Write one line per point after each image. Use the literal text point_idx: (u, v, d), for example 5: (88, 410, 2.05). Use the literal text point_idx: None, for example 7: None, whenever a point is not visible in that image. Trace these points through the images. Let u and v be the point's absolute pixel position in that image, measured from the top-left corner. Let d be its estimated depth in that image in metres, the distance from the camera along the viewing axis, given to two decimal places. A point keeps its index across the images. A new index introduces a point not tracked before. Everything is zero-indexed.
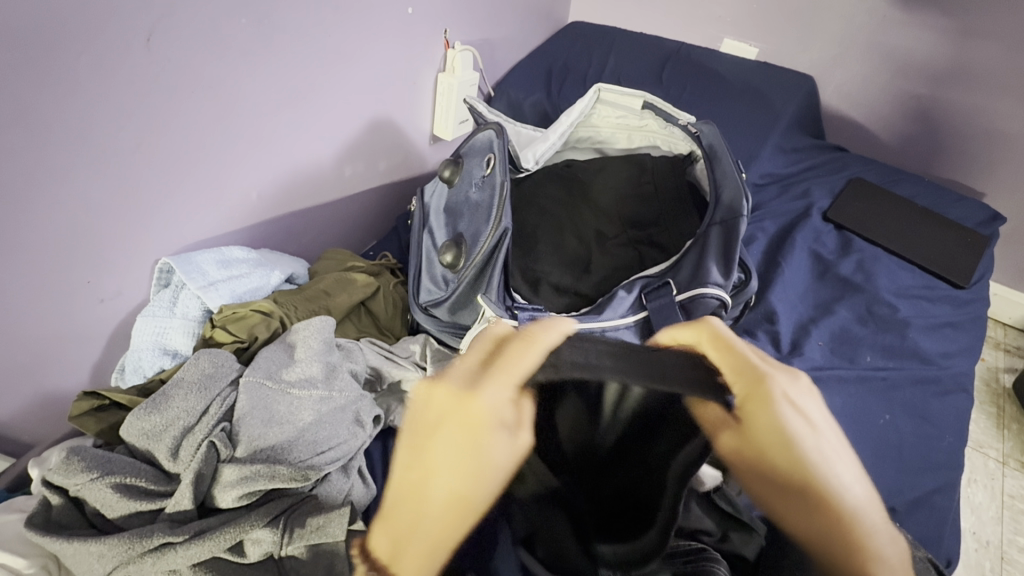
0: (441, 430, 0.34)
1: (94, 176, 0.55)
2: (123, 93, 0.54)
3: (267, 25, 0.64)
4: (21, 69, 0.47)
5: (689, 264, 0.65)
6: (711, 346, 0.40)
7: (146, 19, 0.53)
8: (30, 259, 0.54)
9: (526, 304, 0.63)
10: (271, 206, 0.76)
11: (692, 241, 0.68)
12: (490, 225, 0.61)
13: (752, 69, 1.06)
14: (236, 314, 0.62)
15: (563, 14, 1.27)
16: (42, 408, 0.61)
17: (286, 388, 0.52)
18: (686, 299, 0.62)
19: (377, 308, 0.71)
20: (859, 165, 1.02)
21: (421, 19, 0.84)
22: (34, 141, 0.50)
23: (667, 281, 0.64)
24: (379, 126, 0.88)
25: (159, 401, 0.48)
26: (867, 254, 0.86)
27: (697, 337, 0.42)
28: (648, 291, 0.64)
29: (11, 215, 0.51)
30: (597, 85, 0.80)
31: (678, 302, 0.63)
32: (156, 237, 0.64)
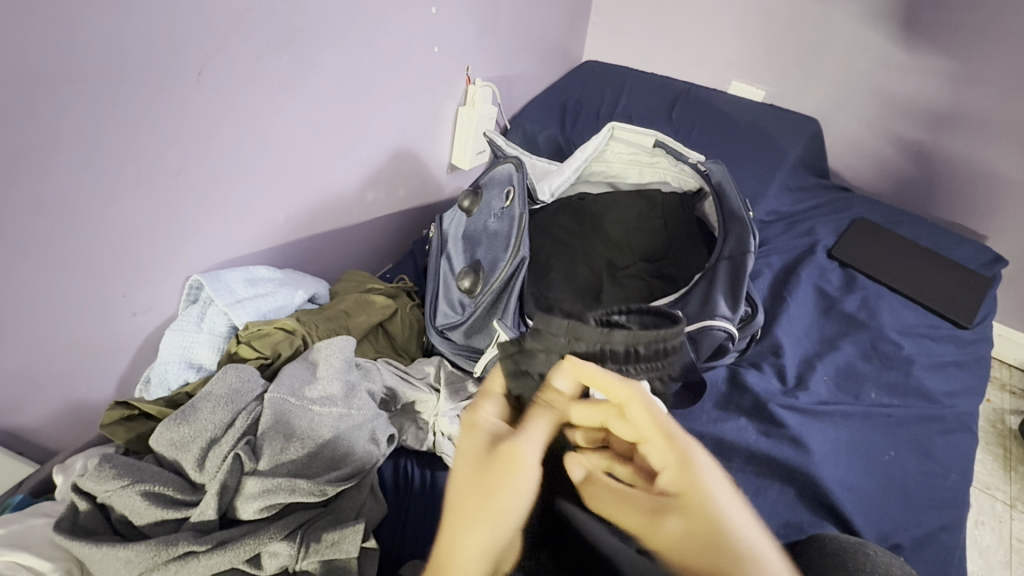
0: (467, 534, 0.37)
1: (138, 196, 0.59)
2: (173, 120, 0.58)
3: (306, 62, 0.69)
4: (84, 100, 0.51)
5: (698, 296, 0.67)
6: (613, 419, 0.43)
7: (199, 55, 0.57)
8: (75, 274, 0.57)
9: None
10: (297, 229, 0.80)
11: (700, 275, 0.71)
12: (508, 256, 0.64)
13: (759, 110, 1.10)
14: (261, 331, 0.64)
15: (577, 52, 1.33)
16: (69, 415, 0.63)
17: (308, 405, 0.54)
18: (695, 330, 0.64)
19: (395, 329, 0.73)
20: (862, 205, 1.05)
21: (446, 58, 0.90)
22: (90, 165, 0.53)
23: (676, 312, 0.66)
24: (402, 156, 0.92)
25: (187, 413, 0.50)
26: (871, 292, 0.88)
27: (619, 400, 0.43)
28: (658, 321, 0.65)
29: (64, 232, 0.54)
30: (610, 124, 0.84)
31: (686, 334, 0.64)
32: (188, 254, 0.67)
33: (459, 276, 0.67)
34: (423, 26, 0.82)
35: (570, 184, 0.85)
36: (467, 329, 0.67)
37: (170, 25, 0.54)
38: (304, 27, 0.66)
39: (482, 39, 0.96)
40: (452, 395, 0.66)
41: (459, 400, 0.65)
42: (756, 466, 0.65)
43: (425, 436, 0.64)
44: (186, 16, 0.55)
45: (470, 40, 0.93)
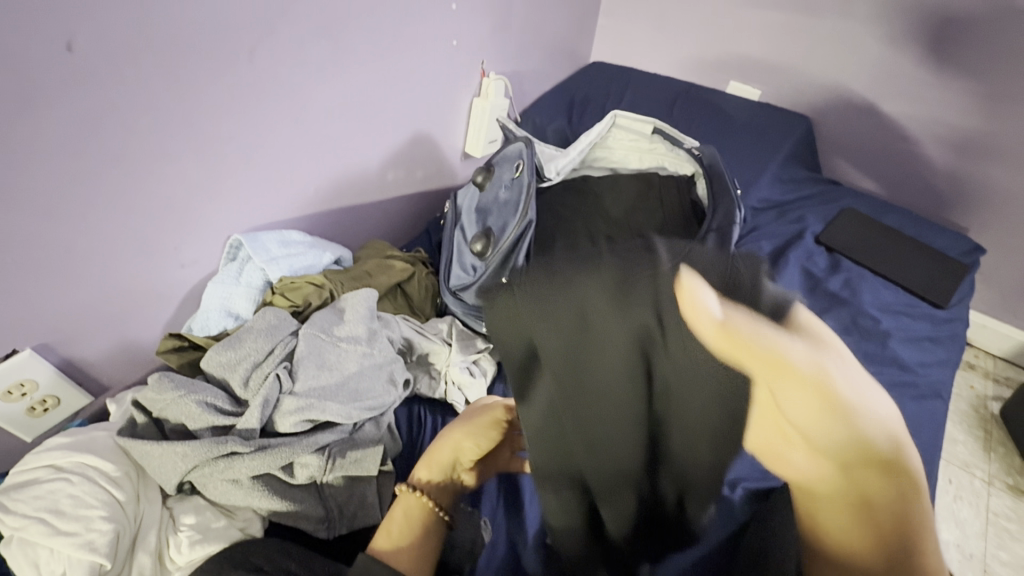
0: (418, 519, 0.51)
1: (192, 159, 0.66)
2: (226, 92, 0.66)
3: (339, 47, 0.76)
4: (157, 69, 0.58)
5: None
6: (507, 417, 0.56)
7: (250, 36, 0.65)
8: (137, 224, 0.64)
9: None
10: (325, 200, 0.87)
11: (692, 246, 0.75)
12: (517, 222, 0.71)
13: (754, 108, 1.17)
14: (293, 285, 0.72)
15: (585, 54, 1.41)
16: (123, 354, 0.70)
17: (336, 341, 0.61)
18: None
19: (411, 290, 0.80)
20: (851, 197, 1.11)
21: (463, 50, 0.98)
22: (157, 127, 0.61)
23: None
24: (420, 140, 1.00)
25: (234, 341, 0.58)
26: (854, 273, 0.94)
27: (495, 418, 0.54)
28: None
29: (131, 185, 0.62)
30: (615, 112, 0.91)
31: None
32: (229, 216, 0.74)
33: (472, 240, 0.75)
34: (443, 20, 0.90)
35: (575, 166, 0.92)
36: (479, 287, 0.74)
37: (228, 8, 0.61)
38: (341, 17, 0.74)
39: (495, 36, 1.04)
40: (463, 348, 0.74)
41: (468, 353, 0.73)
42: None
43: (438, 386, 0.71)
44: (243, 1, 0.63)
45: (485, 37, 1.01)
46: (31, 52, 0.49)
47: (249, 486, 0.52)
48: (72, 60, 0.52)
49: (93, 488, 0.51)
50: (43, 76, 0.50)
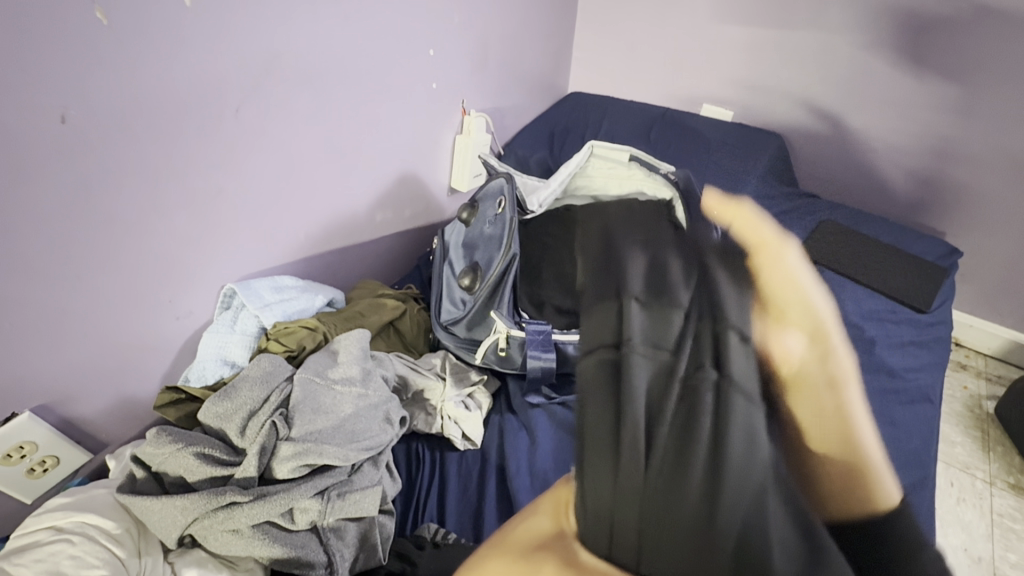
0: None
1: (183, 215, 0.68)
2: (216, 150, 0.69)
3: (323, 100, 0.80)
4: (149, 135, 0.61)
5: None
6: None
7: (237, 97, 0.68)
8: (132, 281, 0.66)
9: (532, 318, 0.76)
10: (316, 245, 0.89)
11: None
12: (502, 254, 0.74)
13: (727, 129, 1.22)
14: (287, 329, 0.73)
15: (562, 85, 1.47)
16: (122, 409, 0.71)
17: (331, 384, 0.63)
18: None
19: (404, 326, 0.81)
20: (828, 209, 1.14)
21: (442, 92, 1.02)
22: (148, 187, 0.63)
23: None
24: (407, 179, 1.03)
25: (230, 392, 0.59)
26: (836, 283, 0.96)
27: None
28: None
29: (126, 245, 0.64)
30: (589, 143, 1.00)
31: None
32: (223, 267, 0.76)
33: (460, 275, 0.77)
34: (422, 66, 0.94)
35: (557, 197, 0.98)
36: (469, 319, 0.76)
37: (215, 74, 0.65)
38: (323, 68, 0.78)
39: (474, 77, 1.09)
40: (457, 382, 0.76)
41: (463, 387, 0.75)
42: None
43: (434, 421, 0.72)
44: (228, 64, 0.66)
45: (464, 78, 1.06)
46: (27, 128, 0.52)
47: (249, 535, 0.52)
48: (66, 130, 0.54)
49: (94, 547, 0.51)
50: (39, 146, 0.53)
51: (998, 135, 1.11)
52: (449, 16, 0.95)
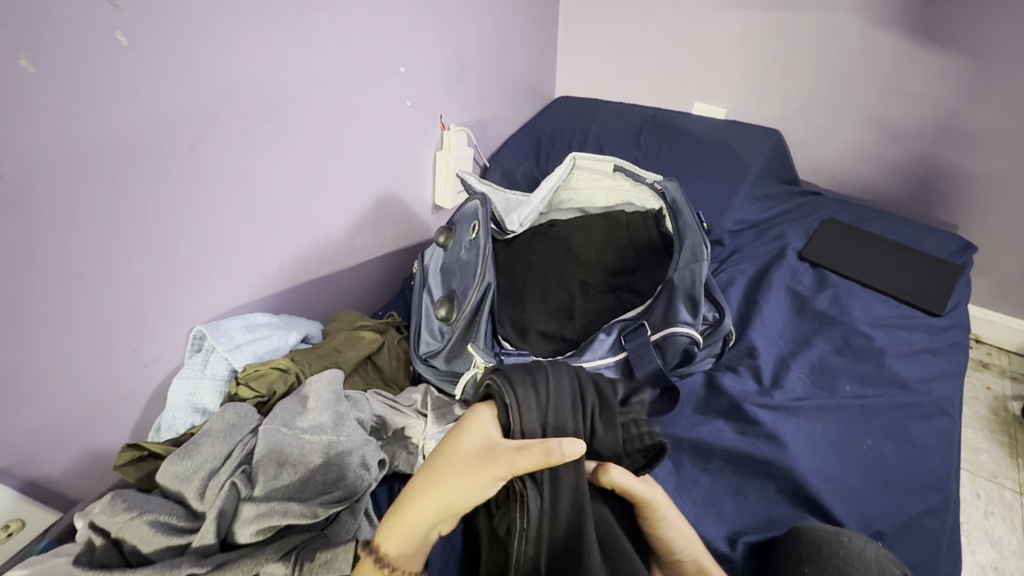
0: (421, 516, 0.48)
1: (143, 259, 0.66)
2: (174, 190, 0.66)
3: (287, 129, 0.77)
4: (95, 181, 0.58)
5: (661, 305, 0.75)
6: (474, 438, 0.49)
7: (190, 133, 0.65)
8: (91, 332, 0.63)
9: (512, 350, 0.71)
10: (292, 277, 0.86)
11: (663, 286, 0.78)
12: (476, 282, 0.70)
13: (721, 127, 1.16)
14: (257, 371, 0.70)
15: (549, 91, 1.42)
16: (90, 463, 0.68)
17: (299, 433, 0.59)
18: (660, 338, 0.72)
19: (382, 361, 0.78)
20: (831, 207, 1.09)
21: (419, 109, 0.98)
22: (99, 235, 0.61)
23: (642, 323, 0.74)
24: (387, 201, 0.99)
25: (190, 448, 0.56)
26: (842, 288, 0.90)
27: (473, 437, 0.50)
28: (625, 333, 0.73)
29: (81, 296, 0.61)
30: (572, 155, 0.96)
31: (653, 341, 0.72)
32: (191, 309, 0.73)
33: (437, 305, 0.73)
34: (393, 83, 0.91)
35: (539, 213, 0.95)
36: (448, 351, 0.72)
37: (165, 111, 0.62)
38: (283, 97, 0.74)
39: (451, 90, 1.05)
40: (440, 418, 0.70)
41: (446, 423, 0.70)
42: (735, 465, 0.69)
43: (416, 460, 0.68)
44: (177, 99, 0.63)
45: (441, 92, 1.02)
46: None
47: None
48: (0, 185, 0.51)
49: None
50: None
51: (1011, 121, 1.05)
52: (418, 31, 0.92)
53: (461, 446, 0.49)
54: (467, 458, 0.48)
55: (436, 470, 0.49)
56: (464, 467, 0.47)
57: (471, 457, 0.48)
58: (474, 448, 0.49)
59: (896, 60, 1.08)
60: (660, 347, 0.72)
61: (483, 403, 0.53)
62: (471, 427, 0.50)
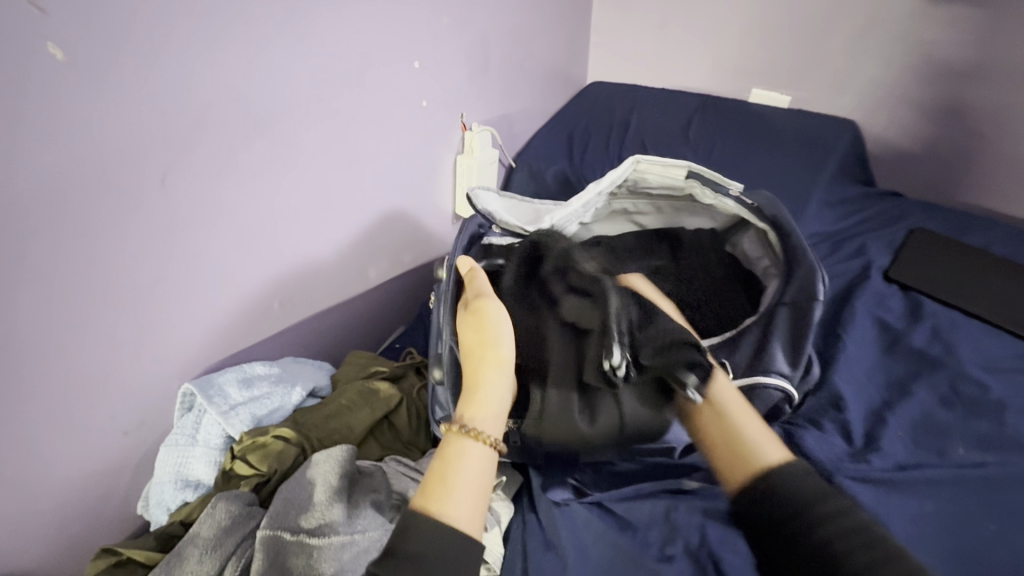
0: (469, 467, 0.50)
1: (118, 318, 0.55)
2: (146, 233, 0.55)
3: (282, 146, 0.65)
4: (37, 233, 0.47)
5: (751, 341, 0.67)
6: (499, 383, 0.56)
7: (158, 164, 0.53)
8: (56, 407, 0.53)
9: None
10: (293, 312, 0.75)
11: (755, 318, 0.69)
12: (444, 306, 0.64)
13: (784, 121, 1.02)
14: (257, 442, 0.59)
15: (581, 75, 1.26)
16: (70, 547, 0.59)
17: (304, 538, 0.48)
18: (744, 386, 0.63)
19: (400, 422, 0.67)
20: (920, 213, 0.95)
21: (436, 109, 0.84)
22: (51, 295, 0.50)
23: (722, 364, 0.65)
24: (403, 216, 0.87)
25: (174, 562, 0.47)
26: (942, 319, 0.76)
27: (493, 378, 0.56)
28: None
29: (36, 368, 0.51)
30: (634, 156, 0.80)
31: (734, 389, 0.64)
32: (177, 364, 0.63)
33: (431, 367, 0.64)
34: (407, 80, 0.77)
35: (577, 219, 0.79)
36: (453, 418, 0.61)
37: (124, 140, 0.50)
38: (273, 110, 0.62)
39: (473, 82, 0.90)
40: None
41: None
42: None
43: None
44: (138, 124, 0.51)
45: (463, 87, 0.88)
46: None
47: None
48: None
49: None
50: None
51: None
52: (435, 17, 0.77)
53: (491, 400, 0.56)
54: (497, 403, 0.55)
55: (471, 388, 0.56)
56: (493, 409, 0.55)
57: (499, 402, 0.56)
58: (503, 398, 0.56)
59: (989, 35, 0.92)
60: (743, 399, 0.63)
61: (477, 321, 0.59)
62: (490, 367, 0.57)
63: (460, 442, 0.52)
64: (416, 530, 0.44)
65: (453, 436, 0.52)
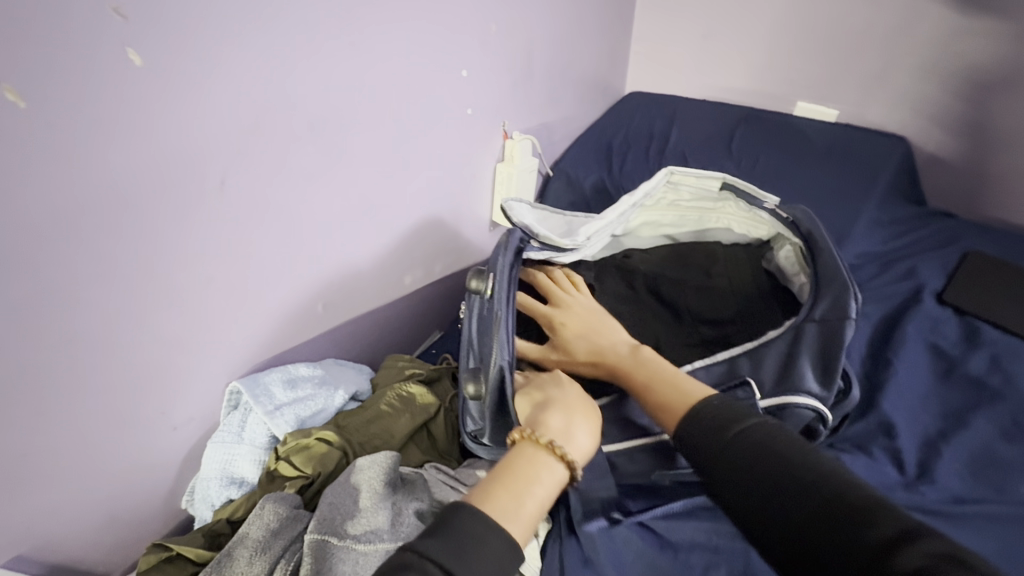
0: (535, 486, 0.48)
1: (171, 318, 0.56)
2: (202, 235, 0.56)
3: (333, 151, 0.65)
4: (106, 233, 0.48)
5: (777, 354, 0.62)
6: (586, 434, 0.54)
7: (218, 168, 0.54)
8: (112, 402, 0.55)
9: None
10: (334, 316, 0.76)
11: (781, 331, 0.64)
12: (496, 323, 0.60)
13: (832, 135, 1.00)
14: (301, 444, 0.60)
15: (620, 85, 1.26)
16: (116, 539, 0.61)
17: (351, 544, 0.49)
18: (774, 405, 0.59)
19: (439, 431, 0.67)
20: (975, 235, 0.92)
21: (480, 117, 0.84)
22: (113, 294, 0.51)
23: (746, 381, 0.59)
24: (442, 223, 0.87)
25: (224, 561, 0.48)
26: (1002, 348, 0.73)
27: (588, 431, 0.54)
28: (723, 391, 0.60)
29: (95, 363, 0.52)
30: (668, 167, 0.82)
31: (763, 409, 0.59)
32: (225, 364, 0.64)
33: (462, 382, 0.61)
34: (454, 89, 0.77)
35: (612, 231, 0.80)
36: (492, 432, 0.60)
37: (189, 145, 0.51)
38: (327, 118, 0.63)
39: (517, 91, 0.90)
40: None
41: None
42: None
43: None
44: (200, 130, 0.52)
45: (507, 97, 0.88)
46: None
47: None
48: None
49: None
50: None
51: None
52: (485, 26, 0.78)
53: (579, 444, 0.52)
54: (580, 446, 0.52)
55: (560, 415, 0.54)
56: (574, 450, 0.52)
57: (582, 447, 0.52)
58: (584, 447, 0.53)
59: None
60: (774, 418, 0.59)
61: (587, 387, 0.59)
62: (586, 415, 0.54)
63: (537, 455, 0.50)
64: (461, 522, 0.41)
65: (535, 445, 0.50)
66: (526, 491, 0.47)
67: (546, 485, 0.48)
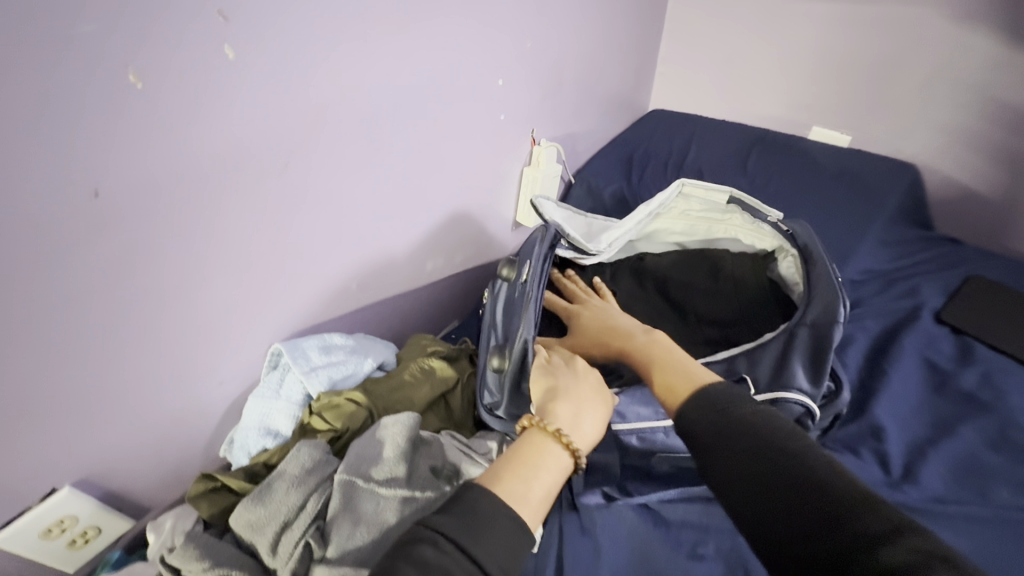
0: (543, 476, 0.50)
1: (230, 282, 0.64)
2: (264, 210, 0.63)
3: (380, 145, 0.73)
4: (187, 201, 0.56)
5: (771, 356, 0.66)
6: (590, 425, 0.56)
7: (283, 153, 0.62)
8: (175, 351, 0.62)
9: None
10: (366, 295, 0.83)
11: (776, 335, 0.69)
12: (532, 303, 0.67)
13: (844, 159, 1.05)
14: (332, 402, 0.67)
15: (645, 102, 1.33)
16: (161, 475, 0.68)
17: (374, 487, 0.55)
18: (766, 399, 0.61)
19: (455, 402, 0.73)
20: (979, 260, 0.95)
21: (511, 123, 0.92)
22: (187, 255, 0.58)
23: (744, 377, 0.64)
24: (470, 218, 0.95)
25: (264, 492, 0.54)
26: (995, 365, 0.77)
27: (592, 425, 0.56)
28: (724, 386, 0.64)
29: (166, 314, 0.59)
30: (680, 180, 0.87)
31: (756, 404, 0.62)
32: (270, 327, 0.71)
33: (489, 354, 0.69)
34: (491, 96, 0.85)
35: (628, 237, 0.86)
36: (507, 404, 0.66)
37: (263, 131, 0.59)
38: (378, 117, 0.71)
39: (548, 102, 0.98)
40: None
41: None
42: None
43: None
44: (273, 119, 0.60)
45: (538, 106, 0.96)
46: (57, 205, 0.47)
47: None
48: (99, 206, 0.49)
49: None
50: (67, 225, 0.48)
51: None
52: (522, 41, 0.86)
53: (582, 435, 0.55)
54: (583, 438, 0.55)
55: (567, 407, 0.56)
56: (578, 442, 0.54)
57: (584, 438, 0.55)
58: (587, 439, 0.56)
59: None
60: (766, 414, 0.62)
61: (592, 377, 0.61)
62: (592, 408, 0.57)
63: (544, 443, 0.53)
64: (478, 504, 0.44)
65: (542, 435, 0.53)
66: (534, 476, 0.50)
67: (553, 470, 0.51)
